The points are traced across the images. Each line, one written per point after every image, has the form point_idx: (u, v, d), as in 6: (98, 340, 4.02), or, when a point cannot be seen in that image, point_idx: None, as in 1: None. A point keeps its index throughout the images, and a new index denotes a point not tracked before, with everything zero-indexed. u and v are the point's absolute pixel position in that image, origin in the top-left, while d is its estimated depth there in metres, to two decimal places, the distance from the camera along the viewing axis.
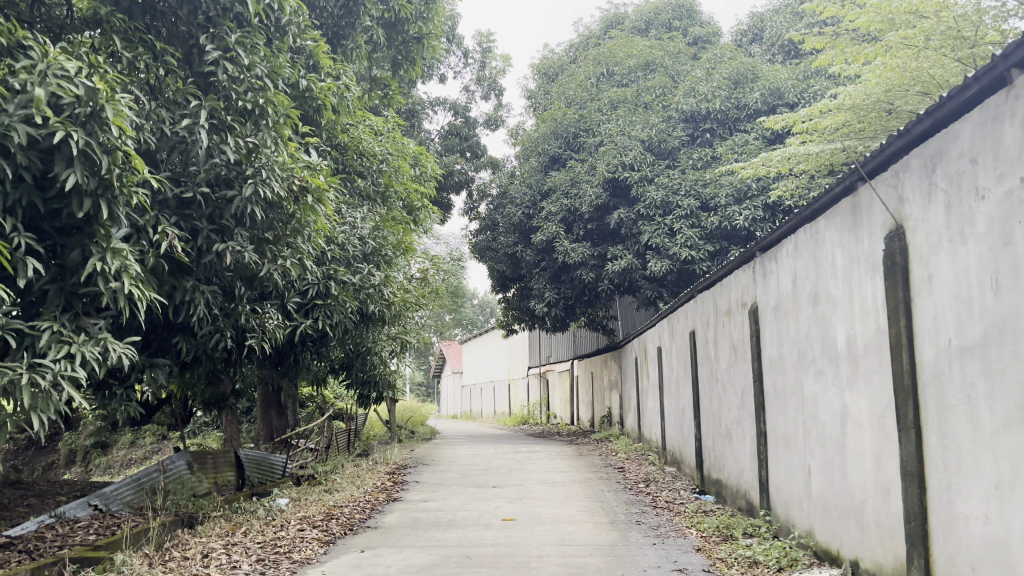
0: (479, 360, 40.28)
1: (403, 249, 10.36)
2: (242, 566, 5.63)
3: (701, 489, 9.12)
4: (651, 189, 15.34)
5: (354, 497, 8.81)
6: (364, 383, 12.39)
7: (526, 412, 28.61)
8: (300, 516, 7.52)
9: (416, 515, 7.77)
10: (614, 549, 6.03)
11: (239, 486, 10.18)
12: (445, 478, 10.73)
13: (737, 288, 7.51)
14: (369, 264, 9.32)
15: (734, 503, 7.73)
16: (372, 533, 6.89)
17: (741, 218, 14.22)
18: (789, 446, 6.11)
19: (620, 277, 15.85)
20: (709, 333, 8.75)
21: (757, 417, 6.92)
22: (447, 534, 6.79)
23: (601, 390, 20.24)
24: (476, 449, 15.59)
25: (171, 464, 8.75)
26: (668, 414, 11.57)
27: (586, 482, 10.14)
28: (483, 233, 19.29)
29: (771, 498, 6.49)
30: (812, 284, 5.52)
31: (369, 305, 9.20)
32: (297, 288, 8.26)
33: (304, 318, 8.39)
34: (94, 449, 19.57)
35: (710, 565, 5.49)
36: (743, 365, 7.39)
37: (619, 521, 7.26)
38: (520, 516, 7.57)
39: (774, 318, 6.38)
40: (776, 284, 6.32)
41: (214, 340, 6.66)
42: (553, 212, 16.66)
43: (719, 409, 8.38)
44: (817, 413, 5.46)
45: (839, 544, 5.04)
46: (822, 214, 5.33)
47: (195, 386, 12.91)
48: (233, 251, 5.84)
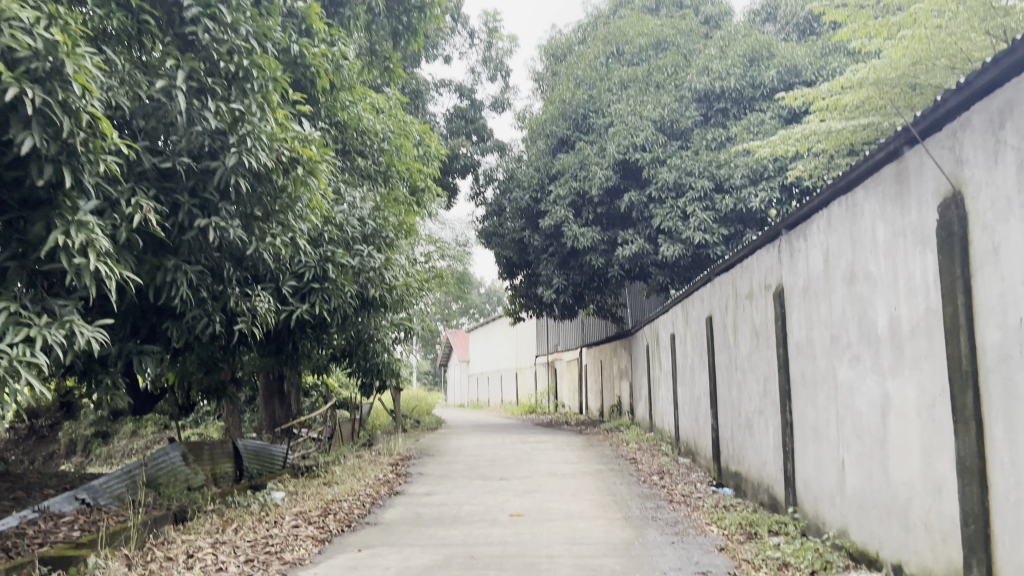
0: (486, 348, 39.88)
1: (405, 231, 9.91)
2: (229, 568, 5.17)
3: (718, 482, 8.68)
4: (663, 170, 14.85)
5: (355, 491, 8.40)
6: (367, 371, 11.99)
7: (534, 401, 28.25)
8: (296, 512, 7.09)
9: (418, 510, 7.35)
10: (630, 549, 5.58)
11: (237, 478, 9.79)
12: (450, 470, 10.32)
13: (759, 270, 7.06)
14: (369, 246, 8.88)
15: (755, 498, 7.28)
16: (370, 530, 6.47)
17: (757, 201, 13.83)
18: (819, 437, 5.65)
19: (631, 262, 15.41)
20: (727, 318, 8.29)
21: (781, 406, 6.47)
22: (451, 531, 6.36)
23: (611, 378, 19.81)
24: (483, 439, 15.18)
25: (164, 454, 8.36)
26: (682, 403, 11.13)
27: (597, 474, 9.71)
28: (490, 219, 18.82)
29: (798, 494, 6.04)
30: (847, 262, 5.06)
31: (370, 289, 8.77)
32: (293, 270, 7.84)
33: (301, 303, 7.96)
34: (95, 439, 19.29)
35: (736, 567, 5.03)
36: (766, 351, 6.94)
37: (634, 517, 6.82)
38: (528, 512, 7.14)
39: (802, 299, 5.93)
40: (805, 264, 5.86)
41: (202, 324, 6.23)
42: (561, 196, 16.18)
43: (739, 398, 7.93)
44: (853, 403, 5.00)
45: (879, 545, 4.59)
46: (859, 184, 4.87)
47: (193, 374, 12.53)
48: (218, 228, 5.40)
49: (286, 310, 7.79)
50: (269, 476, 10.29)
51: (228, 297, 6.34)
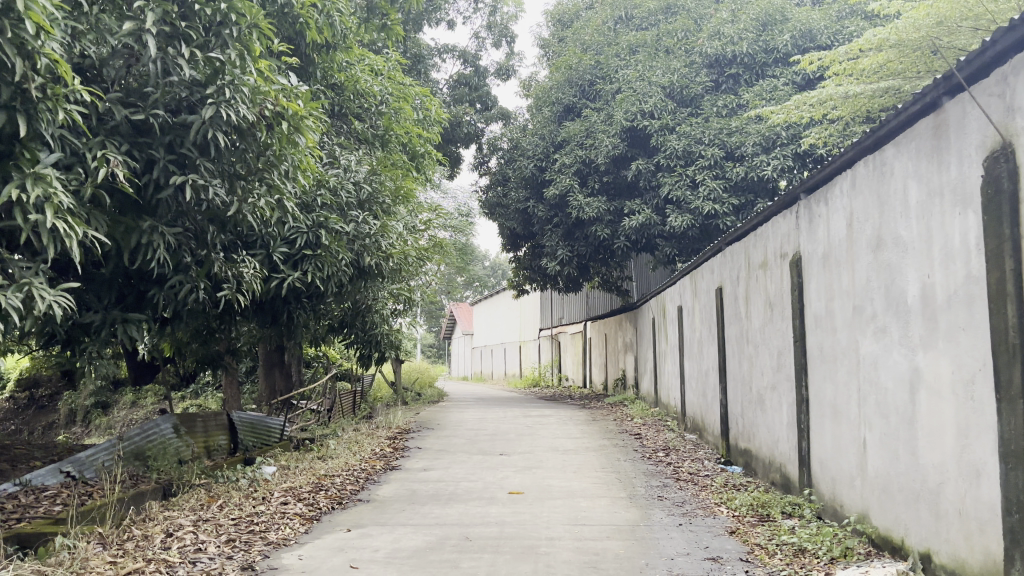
0: (490, 321, 39.62)
1: (403, 197, 9.53)
2: (208, 549, 4.84)
3: (727, 459, 8.36)
4: (672, 137, 14.40)
5: (350, 466, 8.08)
6: (365, 343, 11.66)
7: (537, 375, 28.01)
8: (286, 489, 6.77)
9: (414, 487, 7.04)
10: (634, 532, 5.26)
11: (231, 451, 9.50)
12: (449, 444, 10.02)
13: (775, 238, 6.68)
14: (365, 212, 8.50)
15: (766, 477, 6.96)
16: (362, 508, 6.16)
17: (769, 169, 13.41)
18: (837, 415, 5.31)
19: (637, 233, 15.01)
20: (739, 289, 7.92)
21: (797, 382, 6.11)
22: (447, 510, 6.06)
23: (615, 352, 19.51)
24: (485, 413, 14.89)
25: (155, 425, 8.06)
26: (688, 378, 10.80)
27: (601, 450, 9.40)
28: (493, 189, 18.39)
29: (813, 474, 5.71)
30: (873, 226, 4.69)
31: (366, 257, 8.40)
32: (284, 237, 7.50)
33: (293, 270, 7.63)
34: (94, 409, 19.06)
35: (749, 553, 4.71)
36: (780, 323, 6.58)
37: (638, 496, 6.50)
38: (528, 489, 6.83)
39: (822, 267, 5.56)
40: (825, 230, 5.48)
41: (185, 291, 5.88)
42: (567, 164, 15.74)
43: (750, 372, 7.58)
44: (877, 378, 4.65)
45: (904, 532, 4.26)
46: (889, 141, 4.48)
47: (188, 344, 12.23)
48: (196, 186, 5.02)
49: (278, 278, 7.45)
50: (264, 449, 10.00)
51: (212, 262, 5.98)
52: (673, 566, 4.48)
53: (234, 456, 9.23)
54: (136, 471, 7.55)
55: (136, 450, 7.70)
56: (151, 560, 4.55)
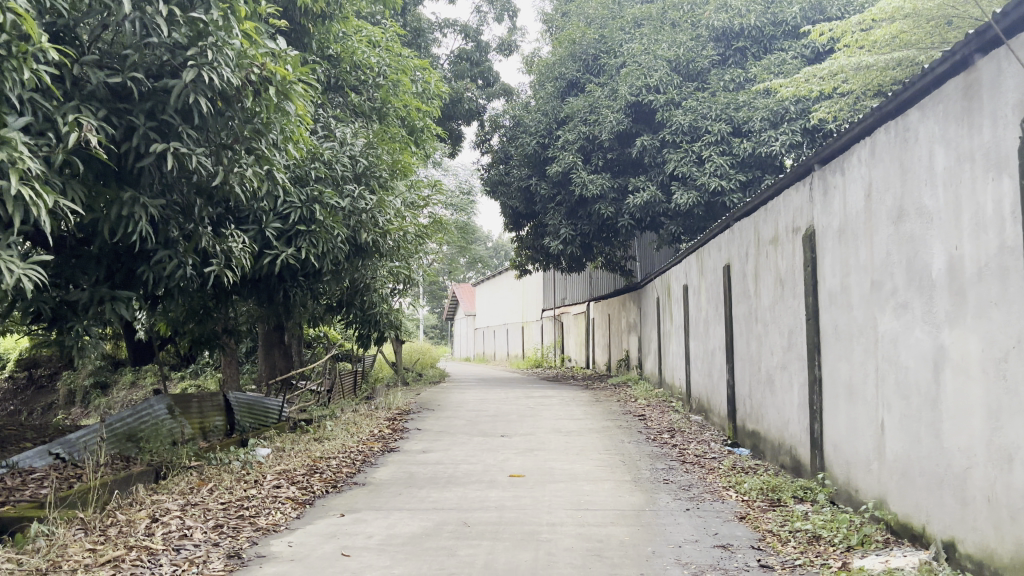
0: (492, 302, 39.40)
1: (401, 170, 9.27)
2: (194, 536, 4.61)
3: (734, 441, 8.14)
4: (678, 112, 14.08)
5: (347, 448, 7.87)
6: (364, 322, 11.43)
7: (540, 356, 27.82)
8: (279, 472, 6.56)
9: (412, 470, 6.83)
10: (640, 517, 5.04)
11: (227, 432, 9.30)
12: (449, 426, 9.81)
13: (787, 213, 6.42)
14: (361, 186, 8.23)
15: (775, 460, 6.74)
16: (357, 492, 5.95)
17: (778, 144, 13.12)
18: (852, 396, 5.07)
19: (641, 211, 14.73)
20: (747, 266, 7.67)
21: (809, 362, 5.87)
22: (445, 493, 5.84)
23: (619, 332, 19.28)
24: (486, 394, 14.68)
25: (147, 407, 7.77)
26: (693, 358, 10.57)
27: (605, 431, 9.18)
28: (495, 167, 18.07)
29: (826, 457, 5.48)
30: (894, 197, 4.43)
31: (362, 233, 8.15)
32: (277, 212, 7.28)
33: (287, 247, 7.40)
34: (93, 390, 18.87)
35: (760, 540, 4.48)
36: (791, 301, 6.33)
37: (643, 479, 6.28)
38: (530, 472, 6.61)
39: (837, 241, 5.30)
40: (841, 202, 5.22)
41: (172, 267, 5.64)
42: (569, 141, 15.42)
43: (759, 352, 7.34)
44: (896, 357, 4.41)
45: (925, 519, 4.03)
46: (914, 105, 4.21)
47: (186, 322, 12.03)
48: (178, 154, 4.76)
49: (271, 254, 7.22)
50: (262, 430, 9.79)
51: (200, 237, 5.74)
52: (680, 553, 4.25)
53: (230, 437, 9.03)
54: (127, 454, 7.34)
55: (127, 431, 7.43)
56: (132, 547, 4.34)
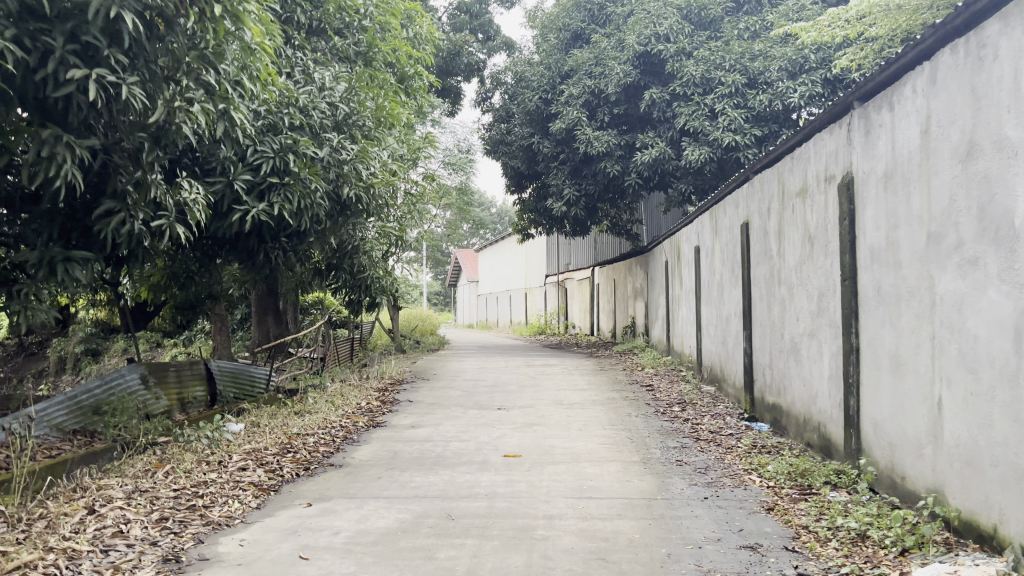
0: (495, 267, 38.67)
1: (391, 121, 8.54)
2: (131, 533, 3.95)
3: (751, 415, 7.45)
4: (689, 63, 13.28)
5: (327, 423, 7.18)
6: (354, 286, 10.73)
7: (544, 323, 27.17)
8: (248, 452, 5.88)
9: (397, 449, 6.15)
10: (652, 509, 4.35)
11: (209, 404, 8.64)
12: (443, 397, 9.13)
13: (818, 161, 5.64)
14: (343, 135, 7.48)
15: (800, 438, 6.06)
16: (331, 476, 5.26)
17: (796, 96, 12.38)
18: (898, 368, 4.34)
19: (649, 169, 13.93)
20: (770, 223, 6.91)
21: (844, 329, 5.14)
22: (429, 478, 5.16)
23: (624, 298, 18.57)
24: (486, 362, 13.98)
25: (118, 377, 6.97)
26: (705, 324, 9.89)
27: (609, 403, 8.50)
28: (496, 126, 17.16)
29: (864, 437, 4.78)
30: (962, 130, 3.67)
31: (343, 188, 7.43)
32: (247, 162, 6.62)
33: (258, 202, 6.70)
34: (84, 357, 18.23)
35: (794, 539, 3.80)
36: (822, 260, 5.59)
37: (654, 461, 5.59)
38: (527, 452, 5.92)
39: (882, 187, 4.54)
40: (888, 141, 4.45)
41: (118, 222, 4.93)
42: (574, 95, 14.56)
43: (782, 318, 6.62)
44: (960, 322, 3.68)
45: (999, 518, 3.32)
46: (993, 13, 3.42)
47: (170, 284, 11.40)
48: (105, 83, 3.99)
49: (240, 210, 6.57)
50: (247, 401, 9.12)
51: (149, 187, 5.02)
52: (702, 557, 3.56)
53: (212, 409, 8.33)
54: (94, 428, 6.59)
55: (96, 405, 6.64)
56: (52, 548, 3.66)
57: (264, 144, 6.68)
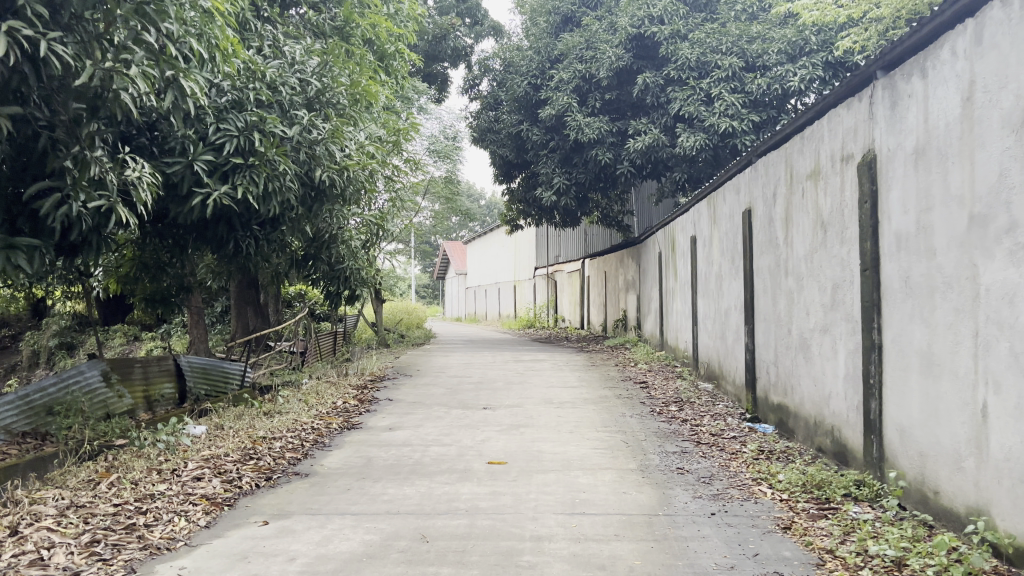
0: (483, 258, 38.10)
1: (371, 102, 8.02)
2: (53, 560, 3.41)
3: (753, 415, 6.97)
4: (684, 45, 12.80)
5: (298, 425, 6.63)
6: (332, 277, 10.18)
7: (533, 316, 26.65)
8: (206, 459, 5.33)
9: (371, 454, 5.62)
10: (653, 528, 3.85)
11: (178, 402, 8.03)
12: (425, 396, 8.60)
13: (832, 139, 5.13)
14: (315, 114, 6.95)
15: (810, 442, 5.58)
16: (294, 488, 4.73)
17: (795, 79, 11.94)
18: (931, 368, 3.84)
19: (642, 157, 13.42)
20: (775, 209, 6.42)
21: (864, 325, 4.63)
22: (404, 490, 4.63)
23: (615, 291, 18.07)
24: (473, 357, 13.45)
25: (79, 375, 6.45)
26: (702, 318, 9.41)
27: (602, 402, 8.00)
28: (483, 113, 16.57)
29: (888, 445, 4.29)
30: (1016, 94, 3.15)
31: (316, 172, 6.92)
32: (209, 141, 6.14)
33: (221, 184, 6.26)
34: (58, 351, 17.53)
35: (816, 567, 3.30)
36: (837, 249, 5.09)
37: (653, 469, 5.08)
38: (513, 459, 5.40)
39: (911, 165, 4.03)
40: (919, 113, 3.94)
41: (53, 202, 4.37)
42: (564, 81, 14.03)
43: (788, 312, 6.13)
44: (1012, 317, 3.16)
45: None
46: None
47: (141, 274, 10.83)
48: (21, 38, 3.43)
49: (201, 193, 6.11)
50: (220, 399, 8.48)
51: (90, 164, 4.41)
52: None
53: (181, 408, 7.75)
54: (48, 429, 6.00)
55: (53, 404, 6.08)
56: None
57: (227, 121, 6.16)
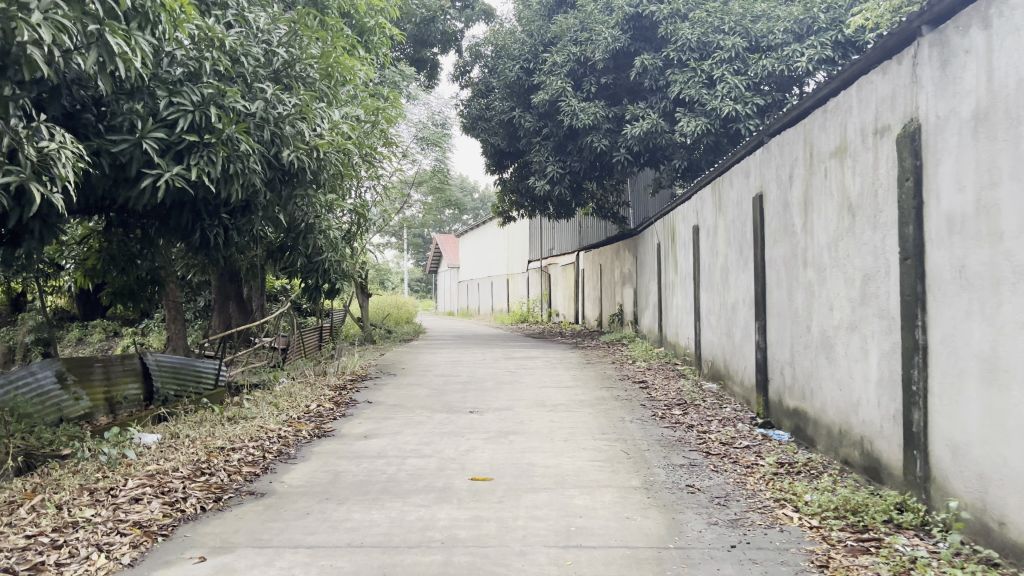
0: (475, 251, 37.45)
1: (349, 79, 7.40)
2: None
3: (765, 420, 6.36)
4: (684, 25, 12.21)
5: (262, 434, 5.96)
6: (311, 270, 9.51)
7: (526, 310, 26.01)
8: (149, 475, 4.67)
9: (341, 469, 4.97)
10: (665, 566, 3.22)
11: (148, 403, 7.30)
12: (408, 398, 7.95)
13: (863, 110, 4.50)
14: (283, 88, 6.31)
15: (834, 453, 4.97)
16: (244, 512, 4.08)
17: (803, 60, 11.35)
18: (995, 375, 3.21)
19: (640, 144, 12.80)
20: (792, 193, 5.79)
21: (903, 324, 4.00)
22: (371, 514, 3.99)
23: (611, 284, 17.45)
24: (461, 355, 12.80)
25: (30, 376, 5.83)
26: (705, 313, 8.80)
27: (599, 405, 7.37)
28: (474, 101, 15.87)
29: (936, 463, 3.67)
30: None
31: (284, 151, 6.28)
32: (161, 117, 5.50)
33: (174, 165, 5.62)
34: (33, 348, 16.79)
35: None
36: (869, 235, 4.46)
37: (658, 486, 4.46)
38: (500, 474, 4.76)
39: (969, 135, 3.39)
40: (980, 70, 3.30)
41: None
42: (558, 64, 13.37)
43: (808, 307, 5.50)
44: None
45: None
46: None
47: (109, 267, 10.13)
48: None
49: (151, 175, 5.46)
50: (194, 399, 7.72)
51: None
52: None
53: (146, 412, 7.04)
54: None
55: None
56: None
57: (181, 94, 5.51)
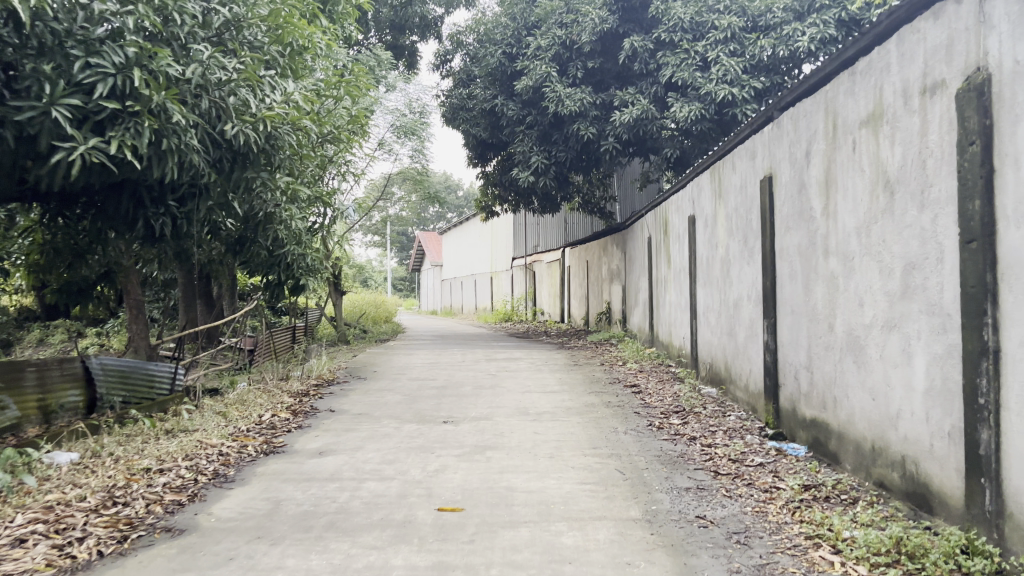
0: (459, 248, 36.64)
1: (310, 49, 6.64)
2: None
3: (777, 432, 5.61)
4: (677, 4, 11.55)
5: (200, 451, 5.14)
6: (271, 266, 8.68)
7: (510, 309, 25.23)
8: (47, 508, 3.85)
9: (282, 496, 4.16)
10: None
11: (91, 410, 6.38)
12: (376, 406, 7.15)
13: (906, 67, 3.76)
14: (226, 53, 5.52)
15: (867, 474, 4.22)
16: (150, 558, 3.26)
17: (805, 39, 10.73)
18: None
19: (629, 131, 12.07)
20: (810, 172, 5.05)
21: (967, 322, 3.25)
22: (308, 561, 3.19)
23: (598, 281, 16.73)
24: (439, 356, 11.98)
25: None
26: (704, 311, 8.06)
27: (587, 413, 6.61)
28: (455, 91, 15.03)
29: (1013, 496, 2.93)
30: None
31: (226, 125, 5.48)
32: (75, 81, 4.68)
33: (93, 137, 4.80)
34: None
35: None
36: (914, 216, 3.72)
37: (663, 519, 3.69)
38: (471, 502, 3.98)
39: None
40: None
41: None
42: (541, 48, 12.58)
43: (831, 303, 4.74)
44: None
45: None
46: None
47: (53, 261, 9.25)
48: None
49: (65, 148, 4.64)
50: (145, 405, 6.85)
51: None
52: None
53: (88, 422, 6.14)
54: None
55: None
56: None
57: (100, 55, 4.66)
